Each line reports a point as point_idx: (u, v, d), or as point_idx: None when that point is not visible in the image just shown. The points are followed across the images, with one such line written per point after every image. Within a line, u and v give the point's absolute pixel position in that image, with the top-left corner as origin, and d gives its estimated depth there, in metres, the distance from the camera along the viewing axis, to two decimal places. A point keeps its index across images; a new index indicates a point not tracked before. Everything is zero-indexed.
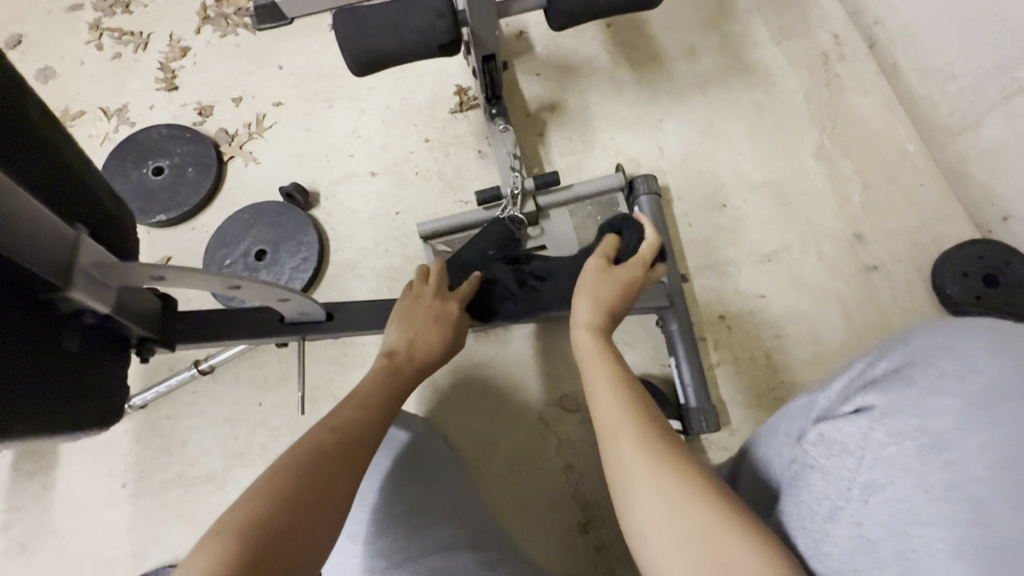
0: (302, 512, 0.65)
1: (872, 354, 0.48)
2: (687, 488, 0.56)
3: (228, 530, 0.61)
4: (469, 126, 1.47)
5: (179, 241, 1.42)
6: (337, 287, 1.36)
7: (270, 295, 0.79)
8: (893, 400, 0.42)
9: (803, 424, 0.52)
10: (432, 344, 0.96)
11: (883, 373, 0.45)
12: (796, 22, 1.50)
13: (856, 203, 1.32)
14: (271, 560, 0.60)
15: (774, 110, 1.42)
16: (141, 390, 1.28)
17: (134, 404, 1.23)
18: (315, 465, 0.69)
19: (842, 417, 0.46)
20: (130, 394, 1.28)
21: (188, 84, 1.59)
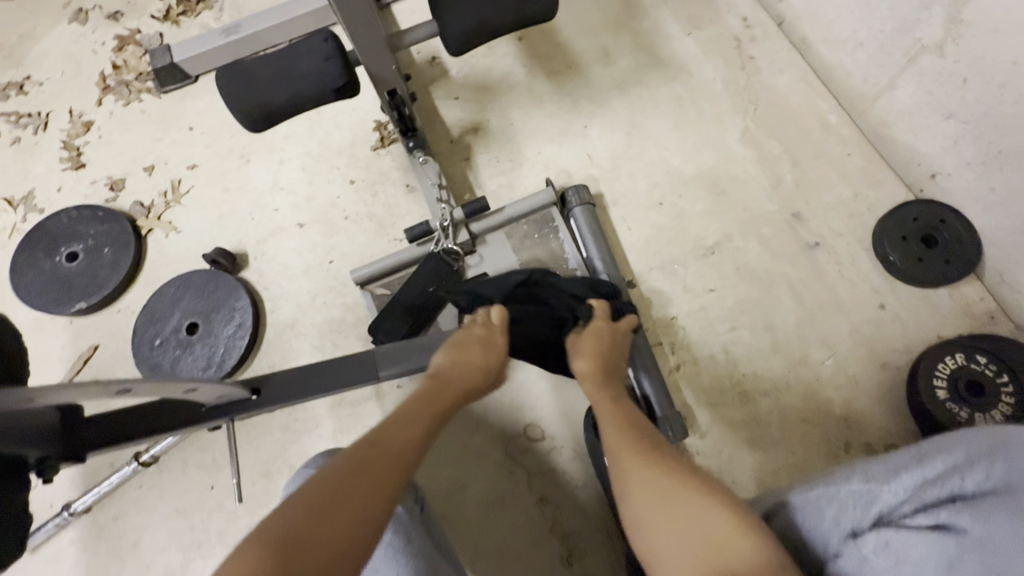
0: (346, 509, 0.62)
1: (936, 458, 0.52)
2: (700, 510, 0.61)
3: (271, 538, 0.58)
4: (393, 160, 1.42)
5: (106, 327, 1.34)
6: (279, 349, 1.30)
7: (174, 389, 0.72)
8: (983, 521, 0.47)
9: (858, 516, 0.53)
10: (476, 374, 0.92)
11: (967, 489, 0.50)
12: (703, 10, 1.50)
13: (789, 182, 1.32)
14: (313, 556, 0.57)
15: (696, 101, 1.41)
16: (82, 493, 1.19)
17: (74, 509, 1.15)
18: (360, 468, 0.67)
19: (909, 527, 0.50)
20: (69, 500, 1.19)
21: (95, 159, 1.52)
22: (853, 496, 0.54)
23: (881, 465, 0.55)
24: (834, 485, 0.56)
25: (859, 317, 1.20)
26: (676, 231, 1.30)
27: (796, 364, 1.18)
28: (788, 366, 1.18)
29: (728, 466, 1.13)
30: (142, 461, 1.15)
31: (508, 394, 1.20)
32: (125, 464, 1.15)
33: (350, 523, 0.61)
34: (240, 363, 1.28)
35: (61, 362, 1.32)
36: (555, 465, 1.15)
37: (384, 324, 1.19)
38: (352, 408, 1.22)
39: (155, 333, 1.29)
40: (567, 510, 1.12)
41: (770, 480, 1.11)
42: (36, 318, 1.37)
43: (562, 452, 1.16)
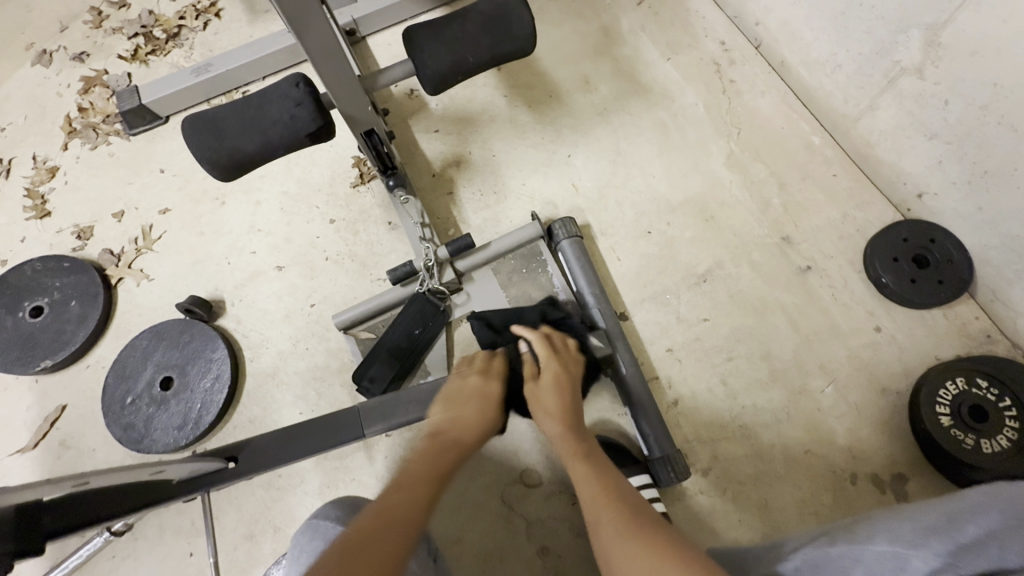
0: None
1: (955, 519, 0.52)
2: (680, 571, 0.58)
3: None
4: (374, 197, 1.38)
5: (73, 385, 1.27)
6: (260, 400, 1.23)
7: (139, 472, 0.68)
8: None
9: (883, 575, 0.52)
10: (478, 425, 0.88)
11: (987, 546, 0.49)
12: (681, 35, 1.50)
13: (777, 206, 1.30)
14: None
15: (679, 126, 1.40)
16: (49, 569, 1.10)
17: None
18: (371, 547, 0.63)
19: None
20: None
21: (62, 207, 1.45)
22: (879, 559, 0.53)
23: (905, 525, 0.54)
24: (859, 545, 0.55)
25: (856, 341, 1.18)
26: (666, 260, 1.27)
27: (796, 393, 1.15)
28: (789, 396, 1.15)
29: (733, 504, 1.09)
30: (114, 531, 1.06)
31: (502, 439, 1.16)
32: (95, 535, 1.07)
33: (381, 561, 0.62)
34: (219, 418, 1.21)
35: (26, 425, 1.24)
36: (555, 512, 1.10)
37: (369, 371, 1.13)
38: (339, 461, 1.16)
39: (126, 391, 1.22)
40: (570, 561, 1.07)
41: (777, 517, 1.07)
42: None
43: (561, 498, 1.11)
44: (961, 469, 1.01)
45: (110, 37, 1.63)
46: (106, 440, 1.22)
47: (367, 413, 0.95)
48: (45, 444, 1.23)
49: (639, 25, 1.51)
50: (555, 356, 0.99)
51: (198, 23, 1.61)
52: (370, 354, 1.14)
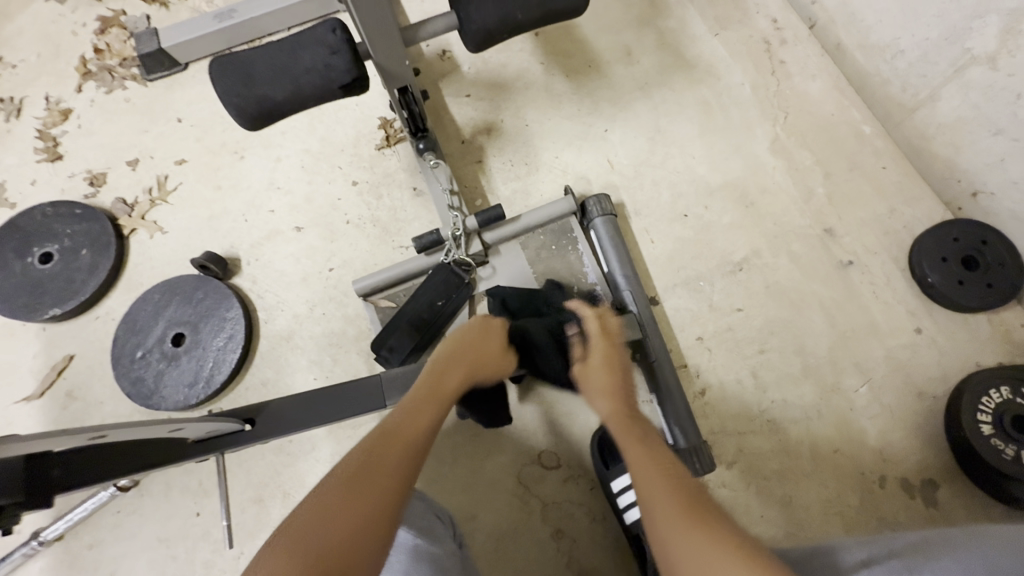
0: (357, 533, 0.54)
1: None
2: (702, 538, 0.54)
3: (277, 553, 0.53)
4: (399, 161, 1.32)
5: (81, 335, 1.23)
6: (273, 363, 1.19)
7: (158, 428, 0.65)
8: None
9: None
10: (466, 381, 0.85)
11: None
12: (731, 10, 1.42)
13: (821, 196, 1.24)
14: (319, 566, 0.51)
15: (723, 106, 1.33)
16: (53, 519, 1.08)
17: (43, 538, 1.05)
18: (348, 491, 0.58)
19: None
20: (39, 527, 1.08)
21: (74, 151, 1.40)
22: None
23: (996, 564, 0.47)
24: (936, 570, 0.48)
25: (896, 342, 1.13)
26: (702, 245, 1.22)
27: (830, 391, 1.11)
28: (821, 393, 1.11)
29: (755, 499, 1.06)
30: (120, 484, 1.07)
31: (522, 419, 1.12)
32: (101, 488, 1.06)
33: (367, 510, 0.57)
34: (230, 379, 1.17)
35: (31, 373, 1.21)
36: (572, 496, 1.07)
37: (388, 339, 1.09)
38: (352, 430, 1.13)
39: (136, 345, 1.18)
40: (584, 546, 1.04)
41: (800, 516, 1.04)
42: (4, 325, 1.25)
43: (579, 482, 1.08)
44: (998, 479, 0.97)
45: None
46: (113, 394, 1.19)
47: (389, 382, 0.91)
48: (51, 394, 1.19)
49: None
50: (604, 339, 0.94)
51: None
52: (391, 322, 1.10)
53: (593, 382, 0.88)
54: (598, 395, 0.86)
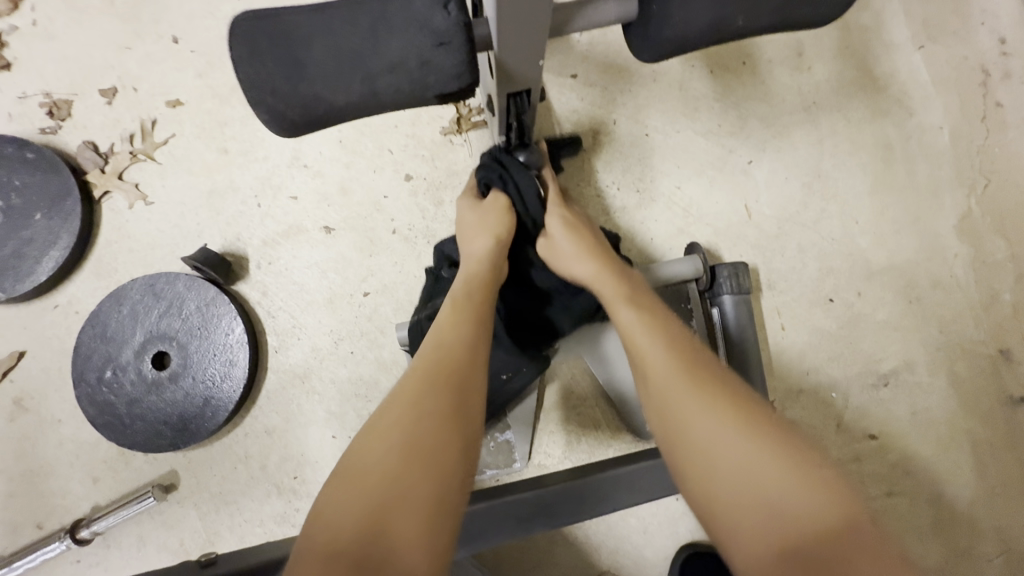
0: None
1: None
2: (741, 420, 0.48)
3: None
4: (471, 157, 0.98)
5: (35, 327, 0.95)
6: (281, 409, 0.93)
7: None
8: None
9: None
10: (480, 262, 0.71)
11: None
12: (948, 14, 1.03)
13: (1006, 304, 0.97)
14: None
15: (909, 156, 1.00)
16: (94, 512, 0.90)
17: (80, 536, 0.86)
18: None
19: None
20: (62, 526, 0.90)
21: (28, 60, 1.02)
22: None
23: None
24: None
25: None
26: (843, 344, 0.95)
27: (958, 556, 0.91)
28: (947, 556, 0.91)
29: None
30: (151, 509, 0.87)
31: (588, 531, 0.90)
32: (144, 497, 0.87)
33: None
34: (224, 424, 0.91)
35: None
36: None
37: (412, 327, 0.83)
38: None
39: (107, 358, 0.91)
40: None
41: None
42: None
43: None
44: None
45: None
46: (74, 411, 0.93)
47: None
48: None
49: None
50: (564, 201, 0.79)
51: None
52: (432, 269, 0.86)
53: (562, 250, 0.73)
54: (573, 258, 0.72)
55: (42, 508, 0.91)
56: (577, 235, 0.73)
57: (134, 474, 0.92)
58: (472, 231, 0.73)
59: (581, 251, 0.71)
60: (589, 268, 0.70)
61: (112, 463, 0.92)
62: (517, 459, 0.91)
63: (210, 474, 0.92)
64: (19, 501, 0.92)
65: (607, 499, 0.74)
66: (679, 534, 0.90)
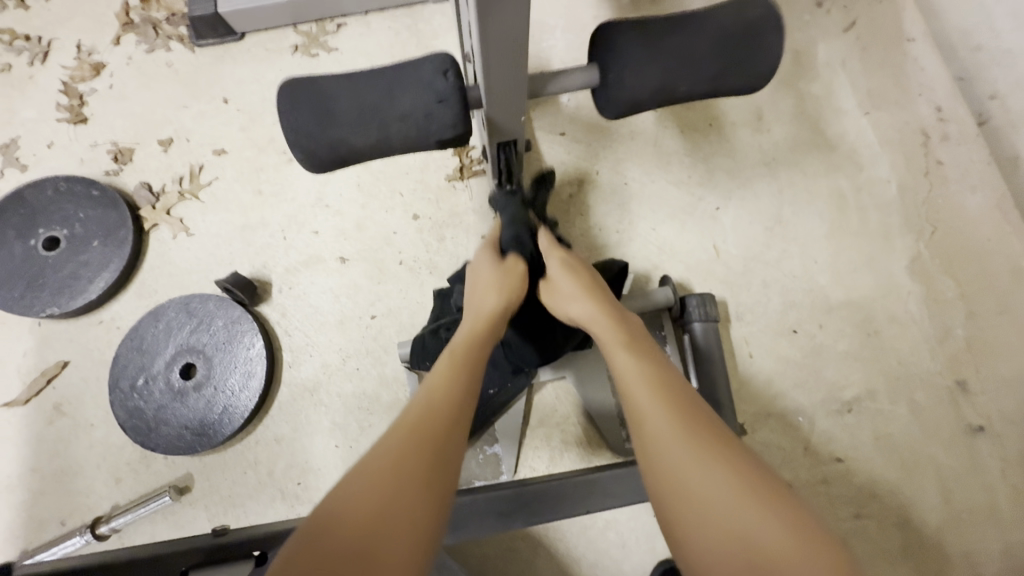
0: None
1: None
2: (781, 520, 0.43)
3: None
4: (472, 200, 1.12)
5: (80, 339, 1.07)
6: (290, 418, 1.02)
7: None
8: None
9: None
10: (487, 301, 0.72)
11: None
12: (889, 85, 1.19)
13: (959, 338, 1.05)
14: None
15: (861, 204, 1.12)
16: (113, 510, 0.98)
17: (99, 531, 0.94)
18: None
19: None
20: (83, 523, 0.98)
21: (101, 116, 1.21)
22: None
23: None
24: None
25: (1019, 536, 0.95)
26: (807, 372, 1.03)
27: None
28: None
29: None
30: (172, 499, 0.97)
31: (569, 543, 0.95)
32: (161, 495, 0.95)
33: None
34: (238, 431, 1.00)
35: (19, 375, 1.05)
36: None
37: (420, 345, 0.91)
38: None
39: (140, 367, 1.03)
40: None
41: None
42: None
43: None
44: None
45: None
46: (106, 416, 1.03)
47: None
48: (37, 403, 1.04)
49: (839, 60, 1.21)
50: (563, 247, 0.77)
51: None
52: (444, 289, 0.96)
53: (562, 290, 0.72)
54: (571, 299, 0.70)
55: (67, 505, 0.99)
56: (580, 277, 0.72)
57: (152, 475, 1.00)
58: (484, 290, 0.70)
59: (583, 291, 0.70)
60: (588, 306, 0.68)
61: (133, 465, 1.01)
62: (503, 472, 0.99)
63: (221, 477, 1.00)
64: (47, 499, 1.00)
65: (578, 501, 0.80)
66: (655, 551, 0.95)
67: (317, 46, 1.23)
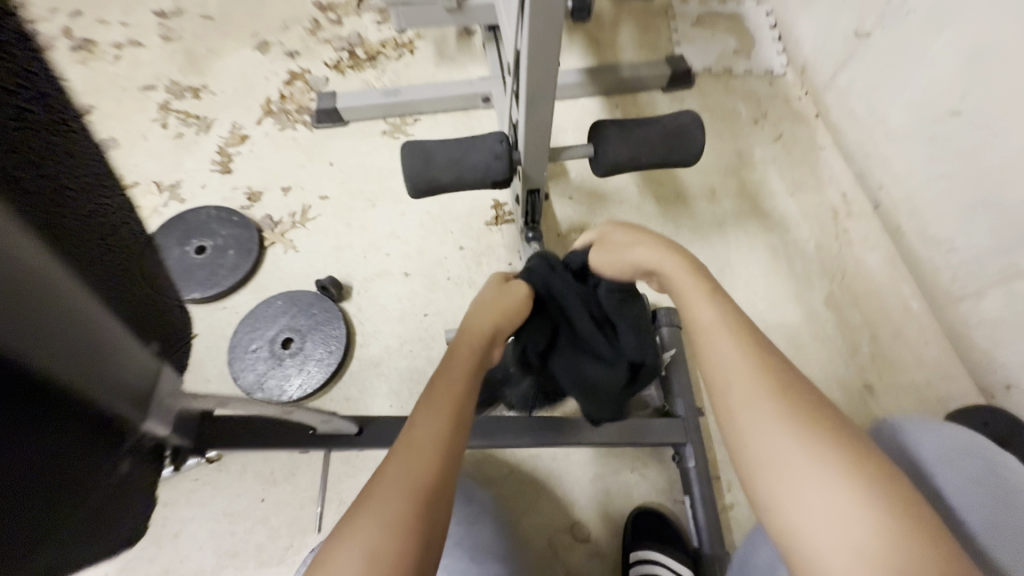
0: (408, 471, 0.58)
1: None
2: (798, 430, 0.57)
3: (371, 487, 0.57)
4: (503, 238, 1.54)
5: (208, 319, 1.45)
6: (358, 384, 1.36)
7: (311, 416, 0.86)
8: None
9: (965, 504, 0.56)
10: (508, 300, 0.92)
11: None
12: (807, 177, 1.66)
13: (865, 354, 1.39)
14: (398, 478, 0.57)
15: (789, 256, 1.53)
16: None
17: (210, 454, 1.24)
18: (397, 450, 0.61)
19: None
20: None
21: (242, 169, 1.69)
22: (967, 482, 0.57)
23: None
24: None
25: None
26: None
27: None
28: None
29: None
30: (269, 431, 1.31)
31: (566, 488, 1.23)
32: None
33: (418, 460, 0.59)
34: (319, 390, 1.33)
35: None
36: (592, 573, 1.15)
37: None
38: None
39: (252, 339, 1.39)
40: None
41: None
42: None
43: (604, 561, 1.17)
44: None
45: (321, 44, 1.94)
46: (220, 375, 1.37)
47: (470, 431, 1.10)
48: None
49: (770, 159, 1.69)
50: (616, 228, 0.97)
51: (395, 53, 1.91)
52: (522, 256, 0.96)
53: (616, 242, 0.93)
54: (629, 248, 0.90)
55: None
56: (635, 239, 0.91)
57: None
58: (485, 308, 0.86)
59: (638, 241, 0.91)
60: (650, 249, 0.88)
61: None
62: None
63: None
64: None
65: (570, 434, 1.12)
66: (633, 498, 1.22)
67: (400, 132, 1.74)
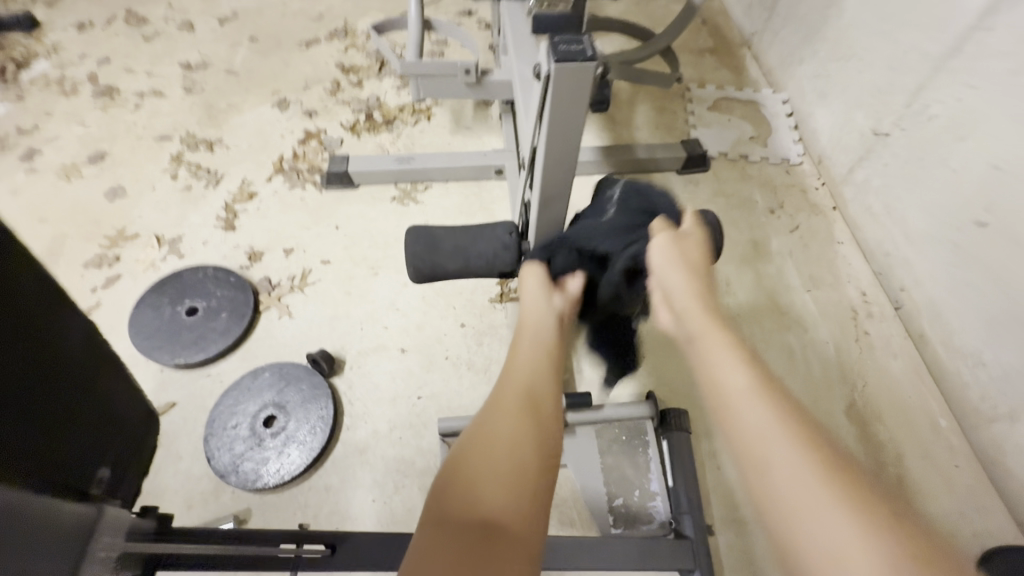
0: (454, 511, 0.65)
1: None
2: (825, 489, 0.57)
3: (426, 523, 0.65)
4: (507, 318, 1.48)
5: (190, 386, 1.37)
6: (340, 472, 1.26)
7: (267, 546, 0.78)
8: None
9: None
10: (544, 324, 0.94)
11: None
12: (825, 273, 1.60)
13: (889, 474, 1.29)
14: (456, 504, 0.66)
15: (806, 357, 1.45)
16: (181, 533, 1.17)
17: None
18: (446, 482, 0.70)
19: None
20: None
21: (246, 227, 1.66)
22: None
23: None
24: None
25: None
26: None
27: None
28: None
29: None
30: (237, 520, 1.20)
31: None
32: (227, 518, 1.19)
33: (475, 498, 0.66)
34: (298, 476, 1.24)
35: None
36: None
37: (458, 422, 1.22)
38: None
39: (232, 413, 1.30)
40: None
41: None
42: (131, 357, 1.41)
43: None
44: None
45: (339, 105, 1.95)
46: (194, 451, 1.28)
47: None
48: None
49: (787, 251, 1.64)
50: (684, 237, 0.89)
51: (412, 119, 1.92)
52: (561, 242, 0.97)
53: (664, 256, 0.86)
54: (672, 269, 0.85)
55: None
56: (680, 256, 0.86)
57: (220, 505, 1.22)
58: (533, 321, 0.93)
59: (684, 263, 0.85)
60: (684, 277, 0.84)
61: (206, 495, 1.23)
62: None
63: (276, 515, 1.21)
64: None
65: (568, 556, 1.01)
66: None
67: (410, 198, 1.71)
